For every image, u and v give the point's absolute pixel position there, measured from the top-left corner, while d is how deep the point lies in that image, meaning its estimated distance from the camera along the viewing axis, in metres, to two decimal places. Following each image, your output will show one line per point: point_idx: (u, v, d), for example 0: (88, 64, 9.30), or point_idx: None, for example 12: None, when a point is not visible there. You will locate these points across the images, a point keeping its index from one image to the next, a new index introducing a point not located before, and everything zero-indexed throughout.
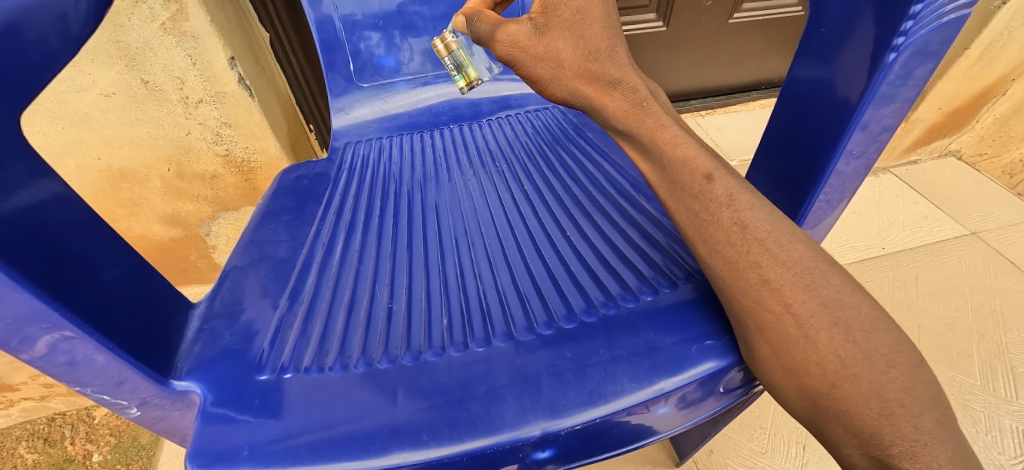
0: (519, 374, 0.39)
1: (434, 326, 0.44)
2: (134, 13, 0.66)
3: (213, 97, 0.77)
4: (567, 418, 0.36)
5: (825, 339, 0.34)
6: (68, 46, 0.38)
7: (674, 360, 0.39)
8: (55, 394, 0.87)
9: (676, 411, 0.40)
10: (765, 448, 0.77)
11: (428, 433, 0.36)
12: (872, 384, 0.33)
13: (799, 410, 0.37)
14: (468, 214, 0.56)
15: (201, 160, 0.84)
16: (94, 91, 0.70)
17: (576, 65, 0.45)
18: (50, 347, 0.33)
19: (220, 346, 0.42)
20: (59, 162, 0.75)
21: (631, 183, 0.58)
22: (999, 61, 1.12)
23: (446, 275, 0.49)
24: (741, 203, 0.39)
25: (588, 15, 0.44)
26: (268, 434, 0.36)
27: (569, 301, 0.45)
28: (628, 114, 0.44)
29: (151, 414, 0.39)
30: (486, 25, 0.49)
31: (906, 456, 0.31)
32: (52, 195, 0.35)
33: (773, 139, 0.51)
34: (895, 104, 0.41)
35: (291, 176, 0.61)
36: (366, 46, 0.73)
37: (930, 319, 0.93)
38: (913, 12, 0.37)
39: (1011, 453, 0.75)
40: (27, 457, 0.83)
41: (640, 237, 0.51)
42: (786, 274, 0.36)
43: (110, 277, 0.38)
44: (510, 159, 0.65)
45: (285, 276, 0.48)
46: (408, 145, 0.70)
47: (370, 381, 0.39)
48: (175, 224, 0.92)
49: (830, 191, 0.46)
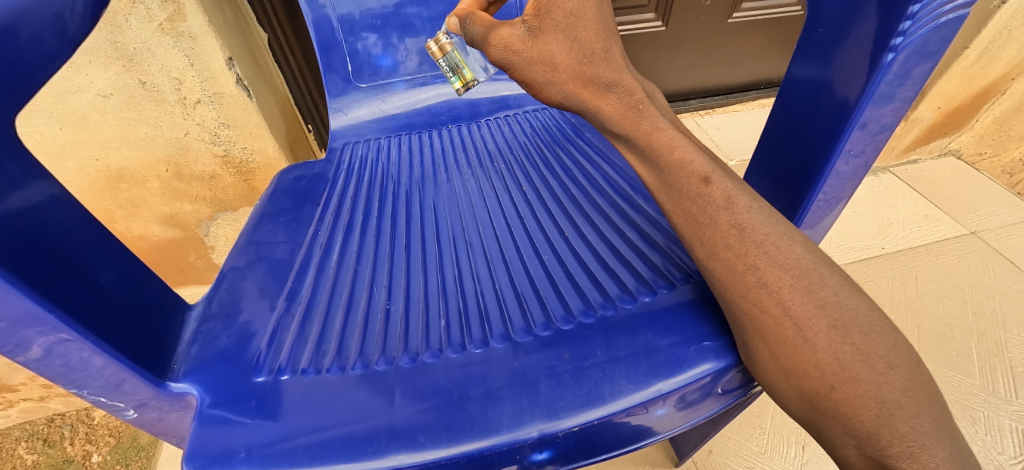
0: (517, 375, 0.39)
1: (431, 328, 0.44)
2: (131, 13, 0.66)
3: (211, 98, 0.77)
4: (565, 420, 0.36)
5: (823, 341, 0.34)
6: (64, 47, 0.38)
7: (672, 361, 0.39)
8: (55, 394, 0.87)
9: (675, 412, 0.40)
10: (764, 448, 0.77)
11: (426, 435, 0.36)
12: (871, 386, 0.32)
13: (798, 411, 0.37)
14: (467, 214, 0.56)
15: (199, 160, 0.84)
16: (91, 92, 0.70)
17: (570, 69, 0.45)
18: (46, 350, 0.33)
19: (216, 348, 0.42)
20: (58, 163, 0.75)
21: (631, 183, 0.58)
22: (999, 60, 1.12)
23: (445, 276, 0.49)
24: (738, 205, 0.39)
25: (582, 17, 0.44)
26: (265, 435, 0.36)
27: (567, 302, 0.45)
28: (624, 117, 0.44)
29: (148, 416, 0.39)
30: (479, 28, 0.49)
31: (903, 456, 0.31)
32: (47, 197, 0.35)
33: (772, 139, 0.51)
34: (894, 104, 0.41)
35: (289, 176, 0.61)
36: (364, 46, 0.73)
37: (930, 318, 0.93)
38: (911, 12, 0.36)
39: (1010, 453, 0.74)
40: (27, 457, 0.83)
41: (639, 238, 0.51)
42: (784, 277, 0.36)
43: (105, 279, 0.38)
44: (509, 159, 0.65)
45: (283, 277, 0.48)
46: (406, 146, 0.69)
47: (367, 383, 0.39)
48: (174, 224, 0.92)
49: (830, 191, 0.46)
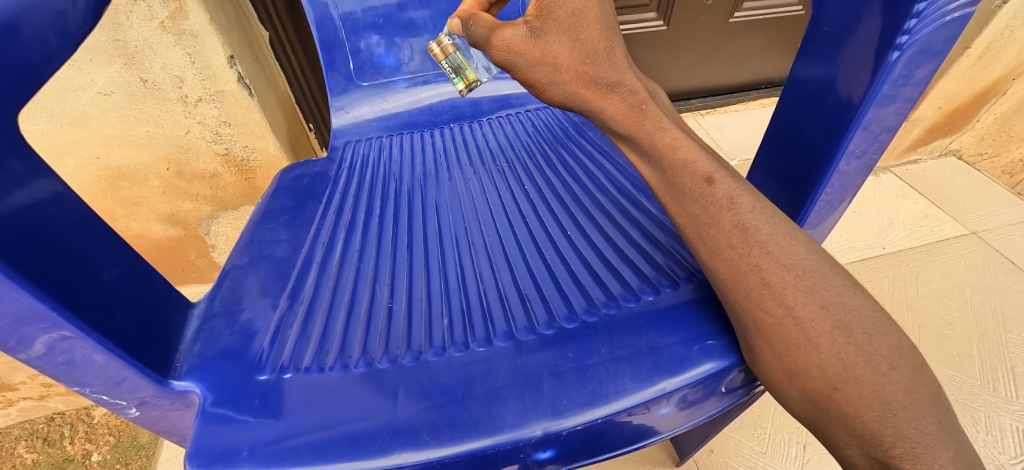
0: (521, 373, 0.39)
1: (434, 327, 0.44)
2: (132, 11, 0.66)
3: (212, 96, 0.77)
4: (568, 418, 0.36)
5: (827, 342, 0.34)
6: (66, 44, 0.38)
7: (676, 360, 0.39)
8: (55, 394, 0.87)
9: (677, 411, 0.40)
10: (765, 448, 0.77)
11: (429, 433, 0.36)
12: (874, 386, 0.32)
13: (800, 412, 0.37)
14: (468, 213, 0.56)
15: (200, 159, 0.84)
16: (92, 90, 0.70)
17: (573, 70, 0.45)
18: (48, 347, 0.33)
19: (219, 346, 0.42)
20: (59, 161, 0.75)
21: (632, 182, 0.58)
22: (999, 60, 1.12)
23: (446, 274, 0.49)
24: (742, 206, 0.38)
25: (584, 17, 0.44)
26: (268, 434, 0.36)
27: (569, 301, 0.45)
28: (627, 116, 0.44)
29: (150, 414, 0.39)
30: (481, 29, 0.49)
31: (907, 457, 0.31)
32: (51, 195, 0.35)
33: (775, 139, 0.51)
34: (897, 104, 0.41)
35: (290, 175, 0.61)
36: (366, 45, 0.73)
37: (931, 318, 0.93)
38: (917, 11, 0.36)
39: (1011, 453, 0.74)
40: (27, 457, 0.82)
41: (641, 237, 0.51)
42: (788, 277, 0.36)
43: (109, 277, 0.38)
44: (510, 159, 0.65)
45: (285, 275, 0.48)
46: (408, 145, 0.69)
47: (370, 382, 0.39)
48: (174, 223, 0.91)
49: (832, 192, 0.46)
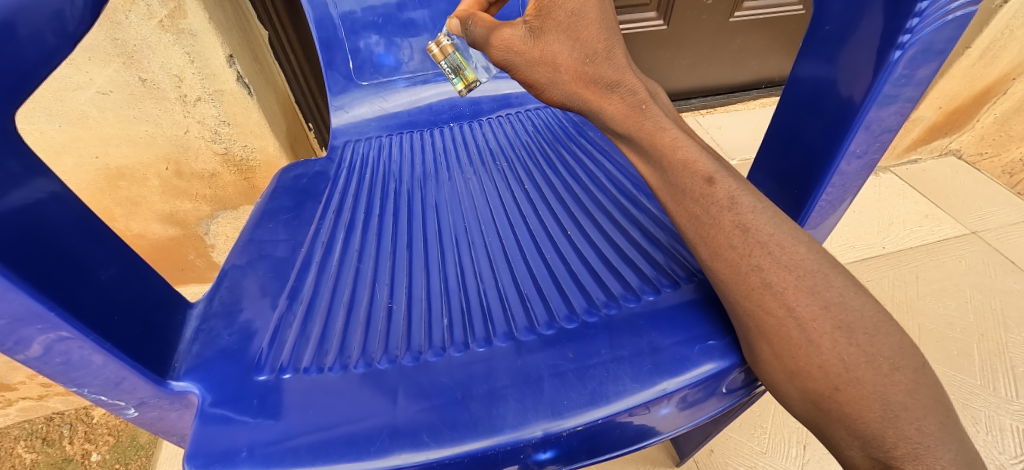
0: (520, 374, 0.39)
1: (434, 327, 0.43)
2: (131, 10, 0.65)
3: (211, 95, 0.77)
4: (569, 419, 0.36)
5: (828, 342, 0.34)
6: (64, 43, 0.37)
7: (677, 360, 0.39)
8: (54, 394, 0.87)
9: (678, 412, 0.40)
10: (765, 448, 0.76)
11: (429, 433, 0.35)
12: (876, 387, 0.32)
13: (802, 412, 0.36)
14: (468, 213, 0.56)
15: (200, 158, 0.84)
16: (91, 89, 0.69)
17: (573, 70, 0.45)
18: (46, 348, 0.33)
19: (218, 346, 0.42)
20: (58, 161, 0.75)
21: (632, 182, 0.58)
22: (1000, 59, 1.11)
23: (446, 273, 0.49)
24: (742, 206, 0.38)
25: (584, 16, 0.44)
26: (267, 435, 0.36)
27: (569, 301, 0.45)
28: (627, 116, 0.43)
29: (149, 414, 0.39)
30: (480, 29, 0.49)
31: (908, 458, 0.31)
32: (49, 194, 0.35)
33: (776, 139, 0.50)
34: (898, 103, 0.41)
35: (290, 174, 0.60)
36: (366, 44, 0.73)
37: (931, 318, 0.93)
38: (918, 10, 0.36)
39: (1011, 453, 0.74)
40: (26, 457, 0.82)
41: (641, 237, 0.51)
42: (789, 277, 0.36)
43: (107, 277, 0.37)
44: (510, 158, 0.65)
45: (284, 275, 0.48)
46: (407, 144, 0.69)
47: (369, 382, 0.39)
48: (173, 223, 0.91)
49: (833, 191, 0.46)
